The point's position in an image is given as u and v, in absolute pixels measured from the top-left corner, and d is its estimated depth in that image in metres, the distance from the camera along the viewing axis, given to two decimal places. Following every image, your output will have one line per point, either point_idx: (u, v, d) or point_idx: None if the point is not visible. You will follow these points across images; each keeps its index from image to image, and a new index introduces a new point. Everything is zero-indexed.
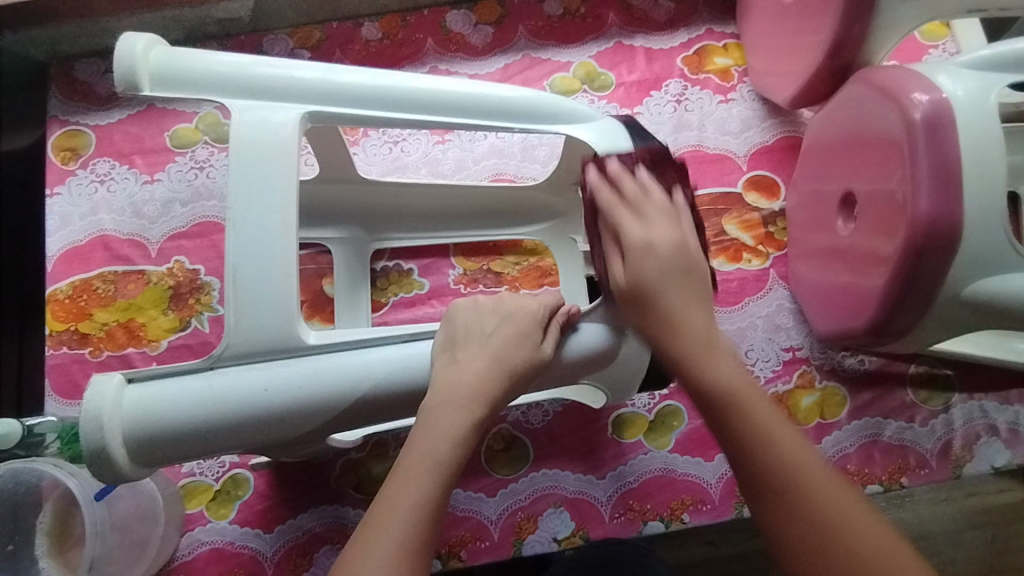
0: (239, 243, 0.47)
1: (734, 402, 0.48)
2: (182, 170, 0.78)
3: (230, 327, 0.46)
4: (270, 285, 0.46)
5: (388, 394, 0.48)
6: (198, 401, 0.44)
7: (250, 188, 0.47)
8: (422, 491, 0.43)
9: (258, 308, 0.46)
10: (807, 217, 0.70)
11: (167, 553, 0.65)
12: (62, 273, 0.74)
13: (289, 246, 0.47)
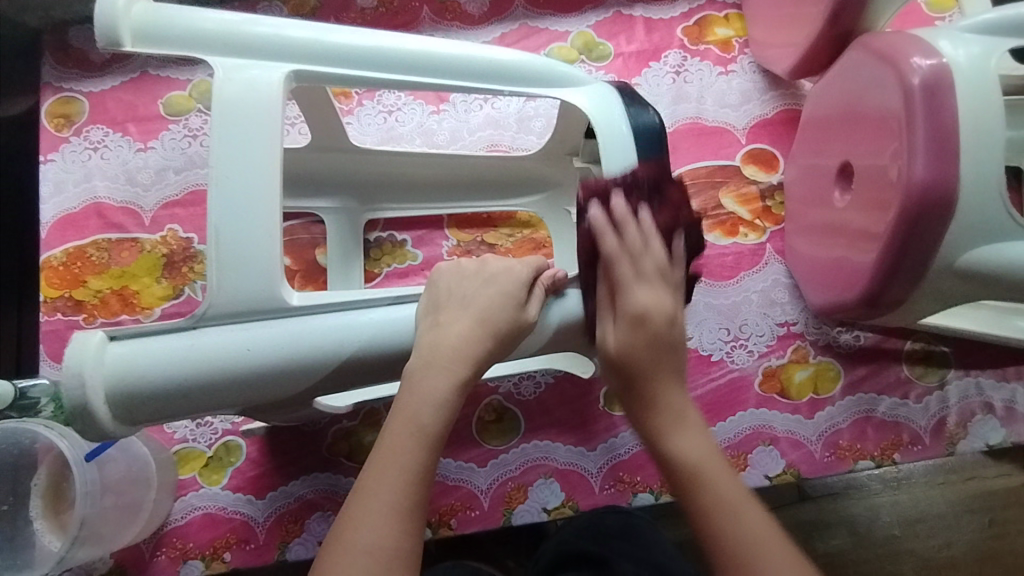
0: (221, 202, 0.46)
1: (695, 474, 0.45)
2: (176, 139, 0.77)
3: (213, 287, 0.46)
4: (255, 246, 0.46)
5: (371, 356, 0.48)
6: (181, 359, 0.44)
7: (234, 149, 0.47)
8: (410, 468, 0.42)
9: (241, 269, 0.46)
10: (805, 190, 0.69)
11: (160, 517, 0.66)
12: (56, 239, 0.74)
13: (273, 207, 0.47)
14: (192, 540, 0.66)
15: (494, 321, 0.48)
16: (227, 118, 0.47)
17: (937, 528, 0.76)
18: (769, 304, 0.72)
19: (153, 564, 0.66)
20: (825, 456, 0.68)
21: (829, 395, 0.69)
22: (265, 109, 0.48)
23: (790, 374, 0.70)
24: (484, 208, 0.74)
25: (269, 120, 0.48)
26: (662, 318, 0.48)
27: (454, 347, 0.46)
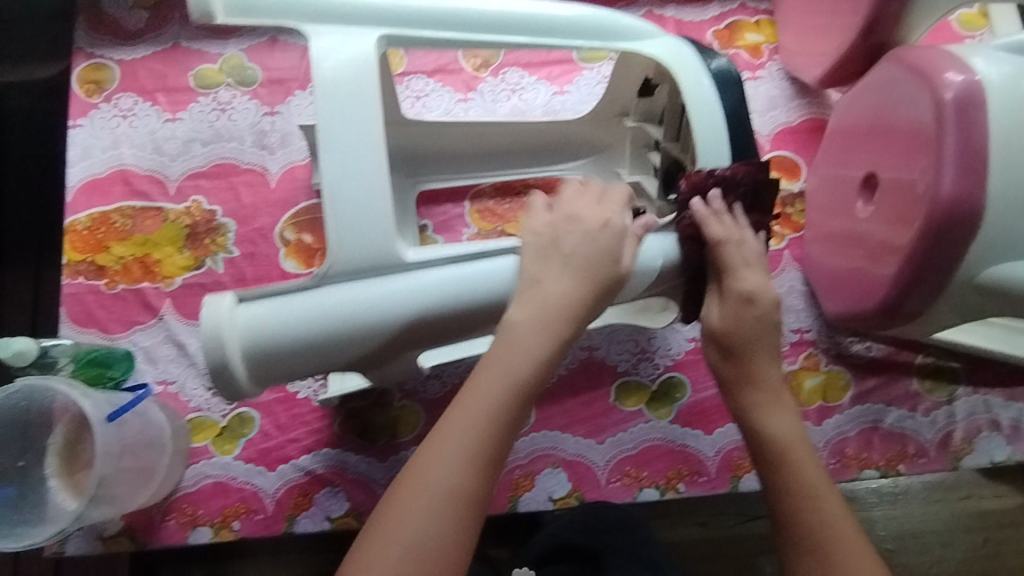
0: (331, 163, 0.47)
1: (782, 450, 0.51)
2: (204, 111, 0.78)
3: (332, 245, 0.47)
4: (367, 204, 0.47)
5: (486, 303, 0.50)
6: (311, 315, 0.46)
7: (339, 109, 0.48)
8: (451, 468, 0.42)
9: (357, 224, 0.47)
10: (827, 200, 0.69)
11: (172, 483, 0.67)
12: (81, 204, 0.75)
13: (380, 164, 0.48)
14: (201, 508, 0.68)
15: (597, 271, 0.49)
16: (332, 88, 0.48)
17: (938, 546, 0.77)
18: (784, 310, 0.72)
19: (163, 528, 0.67)
20: (829, 463, 0.68)
21: (838, 403, 0.70)
22: (366, 73, 0.49)
23: (800, 380, 0.70)
24: (536, 174, 0.76)
25: (376, 92, 0.49)
26: (767, 295, 0.55)
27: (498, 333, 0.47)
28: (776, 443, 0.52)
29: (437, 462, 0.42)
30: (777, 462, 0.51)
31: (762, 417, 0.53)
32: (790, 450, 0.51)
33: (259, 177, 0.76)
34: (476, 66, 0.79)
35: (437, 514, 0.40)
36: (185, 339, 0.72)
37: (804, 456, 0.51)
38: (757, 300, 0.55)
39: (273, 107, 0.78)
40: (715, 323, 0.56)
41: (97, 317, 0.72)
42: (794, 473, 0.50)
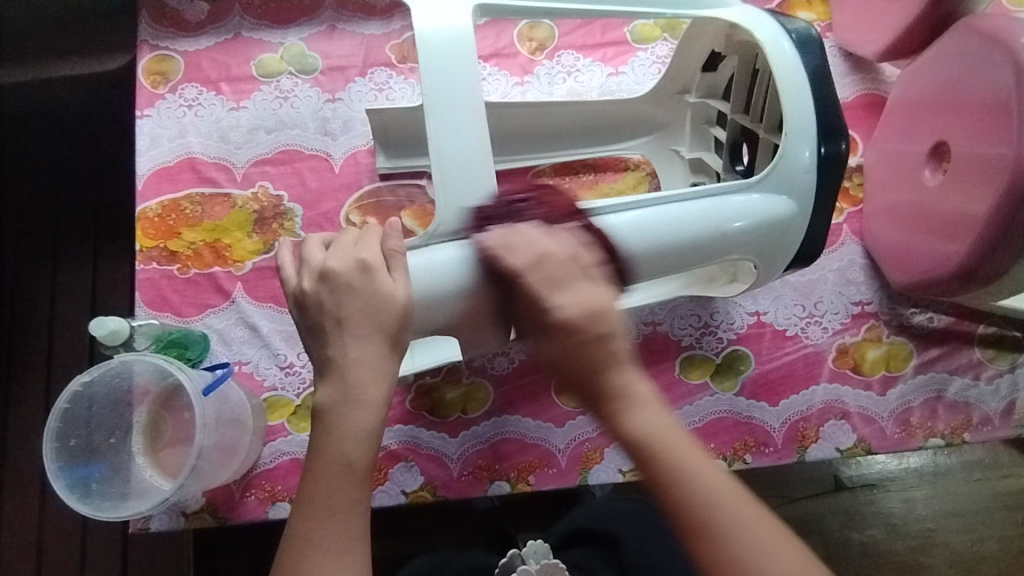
0: (439, 129, 0.53)
1: (652, 451, 0.41)
2: (267, 99, 0.79)
3: (441, 204, 0.53)
4: (472, 164, 0.53)
5: (617, 254, 0.55)
6: (443, 269, 0.52)
7: (443, 83, 0.53)
8: (354, 498, 0.44)
9: (465, 184, 0.53)
10: (888, 174, 0.70)
11: (252, 459, 0.69)
12: (152, 191, 0.77)
13: (482, 127, 0.54)
14: (280, 484, 0.69)
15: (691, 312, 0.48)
16: (431, 59, 0.54)
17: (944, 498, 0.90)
18: (845, 283, 0.73)
19: (244, 504, 0.69)
20: (894, 432, 0.70)
21: (900, 372, 0.71)
22: (465, 46, 0.54)
23: (863, 351, 0.71)
24: (598, 152, 0.77)
25: (475, 60, 0.54)
26: (611, 312, 0.44)
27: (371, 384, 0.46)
28: (642, 447, 0.41)
29: (347, 490, 0.44)
30: (647, 463, 0.41)
31: (623, 418, 0.42)
32: (657, 453, 0.41)
33: (323, 162, 0.78)
34: (531, 49, 0.80)
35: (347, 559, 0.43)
36: (258, 321, 0.73)
37: (692, 477, 0.40)
38: (601, 313, 0.43)
39: (334, 93, 0.80)
40: (571, 317, 0.43)
41: (171, 301, 0.74)
42: (663, 474, 0.40)
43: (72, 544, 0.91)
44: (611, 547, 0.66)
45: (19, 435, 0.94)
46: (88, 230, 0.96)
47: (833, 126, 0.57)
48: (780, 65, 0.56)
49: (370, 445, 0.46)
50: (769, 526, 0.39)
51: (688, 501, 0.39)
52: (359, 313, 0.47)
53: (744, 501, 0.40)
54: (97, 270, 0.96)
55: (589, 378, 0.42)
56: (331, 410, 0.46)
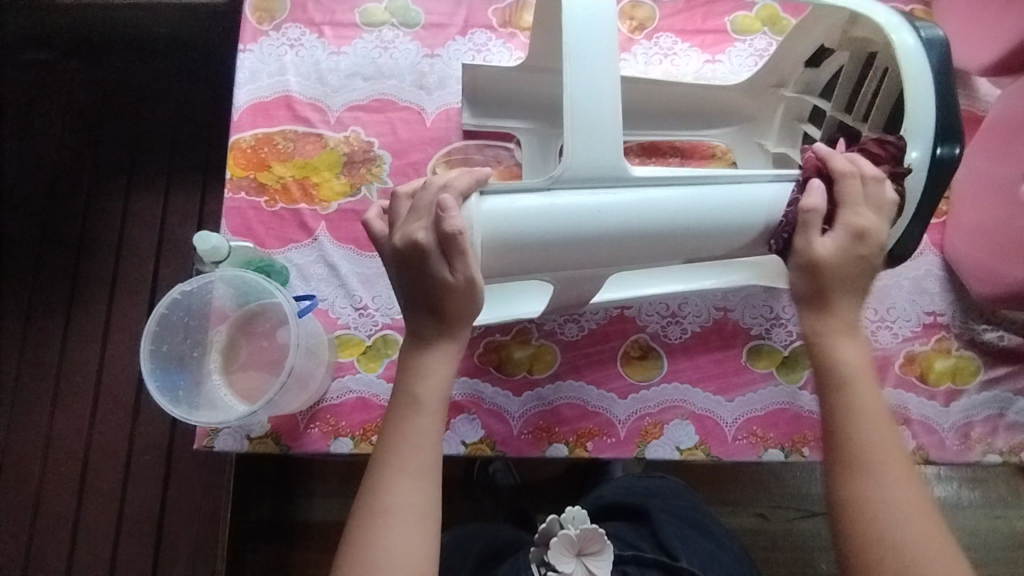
0: (574, 76, 0.54)
1: (847, 379, 0.53)
2: (367, 47, 0.81)
3: (567, 150, 0.54)
4: (600, 114, 0.54)
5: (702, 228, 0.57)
6: (553, 216, 0.54)
7: (582, 41, 0.55)
8: (428, 429, 0.50)
9: (590, 136, 0.54)
10: (977, 190, 0.71)
11: (321, 392, 0.70)
12: (247, 123, 0.78)
13: (614, 84, 0.55)
14: (344, 419, 0.71)
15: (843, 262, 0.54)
16: (572, 18, 0.55)
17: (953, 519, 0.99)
18: (919, 292, 0.74)
19: (307, 435, 0.70)
20: (953, 443, 0.70)
21: (965, 386, 0.71)
22: (605, 9, 0.56)
23: (931, 361, 0.72)
24: (683, 137, 0.76)
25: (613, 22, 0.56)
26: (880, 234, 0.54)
27: (438, 358, 0.51)
28: (836, 372, 0.54)
29: (428, 423, 0.50)
30: (827, 384, 0.54)
31: (835, 353, 0.54)
32: (848, 383, 0.53)
33: (415, 115, 0.79)
34: (631, 27, 0.80)
35: (420, 481, 0.48)
36: (338, 261, 0.75)
37: (870, 427, 0.51)
38: (868, 238, 0.54)
39: (433, 49, 0.81)
40: (824, 253, 0.54)
41: (255, 231, 0.75)
42: (835, 395, 0.53)
43: (118, 460, 0.93)
44: (643, 519, 0.69)
45: (77, 348, 0.96)
46: (163, 159, 1.01)
47: (952, 126, 0.57)
48: (906, 57, 0.57)
49: (441, 388, 0.51)
50: (883, 423, 0.52)
51: (836, 405, 0.53)
52: (414, 297, 0.52)
53: (885, 422, 0.52)
54: (167, 200, 1.00)
55: (828, 293, 0.55)
56: (409, 359, 0.52)
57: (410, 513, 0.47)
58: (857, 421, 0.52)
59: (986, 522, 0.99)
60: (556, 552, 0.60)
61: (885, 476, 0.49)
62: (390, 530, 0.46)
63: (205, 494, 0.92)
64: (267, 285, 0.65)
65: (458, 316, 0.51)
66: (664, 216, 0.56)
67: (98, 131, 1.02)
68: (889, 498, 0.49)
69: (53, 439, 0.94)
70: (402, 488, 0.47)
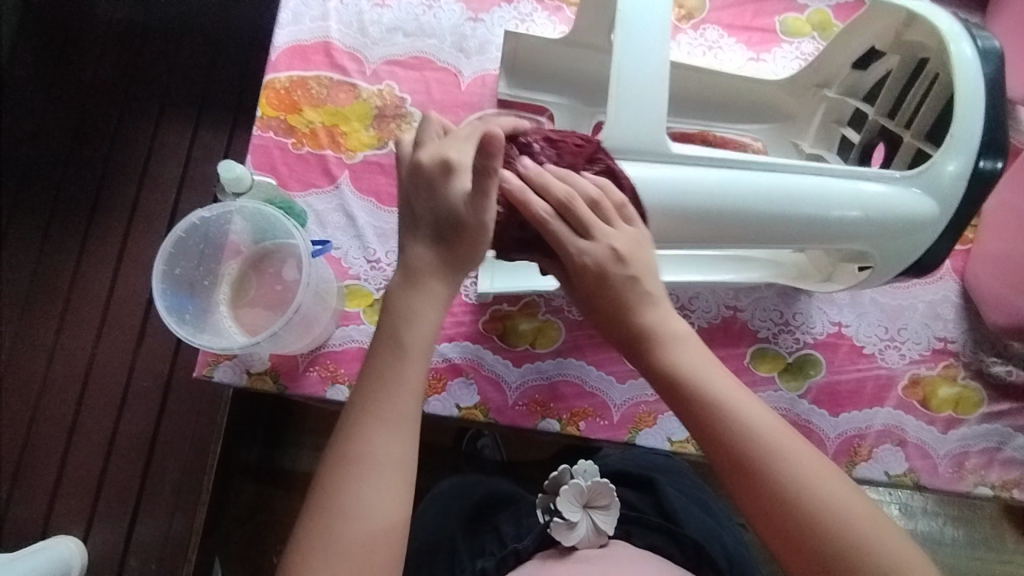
0: (624, 47, 0.55)
1: (685, 377, 0.50)
2: (412, 4, 0.81)
3: (610, 121, 0.55)
4: (647, 93, 0.55)
5: (731, 211, 0.56)
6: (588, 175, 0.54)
7: (632, 18, 0.56)
8: (409, 378, 0.49)
9: (634, 111, 0.55)
10: (1005, 223, 0.70)
11: (325, 337, 0.71)
12: (284, 64, 0.78)
13: (664, 65, 0.56)
14: (343, 367, 0.71)
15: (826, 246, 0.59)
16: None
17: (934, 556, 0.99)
18: (933, 316, 0.73)
19: (305, 377, 0.71)
20: (946, 471, 0.69)
21: (966, 417, 0.71)
22: None
23: (936, 388, 0.71)
24: (719, 130, 0.75)
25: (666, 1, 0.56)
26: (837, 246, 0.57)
27: (431, 304, 0.51)
28: (676, 376, 0.50)
29: (413, 368, 0.50)
30: (712, 429, 0.49)
31: (665, 351, 0.51)
32: (700, 385, 0.50)
33: (451, 77, 0.79)
34: (679, 15, 0.79)
35: (396, 433, 0.48)
36: (357, 212, 0.75)
37: (749, 414, 0.49)
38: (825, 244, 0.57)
39: (477, 13, 0.81)
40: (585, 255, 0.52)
41: (279, 171, 0.76)
42: (733, 435, 0.48)
43: (117, 382, 0.94)
44: (647, 486, 0.72)
45: (90, 268, 0.97)
46: (195, 93, 1.02)
47: (997, 138, 0.56)
48: (960, 67, 0.56)
49: (428, 336, 0.51)
50: (774, 423, 0.49)
51: (727, 437, 0.48)
52: (428, 222, 0.51)
53: (783, 432, 0.48)
54: (195, 135, 1.00)
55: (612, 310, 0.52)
56: (398, 300, 0.51)
57: (385, 465, 0.47)
58: (731, 416, 0.48)
59: (967, 561, 0.99)
60: (566, 499, 0.61)
61: (786, 465, 0.47)
62: (365, 480, 0.46)
63: (197, 427, 0.93)
64: (285, 224, 0.66)
65: (465, 252, 0.51)
66: (699, 194, 0.55)
67: (135, 58, 1.02)
68: (795, 485, 0.46)
69: (57, 353, 0.95)
70: (381, 436, 0.47)
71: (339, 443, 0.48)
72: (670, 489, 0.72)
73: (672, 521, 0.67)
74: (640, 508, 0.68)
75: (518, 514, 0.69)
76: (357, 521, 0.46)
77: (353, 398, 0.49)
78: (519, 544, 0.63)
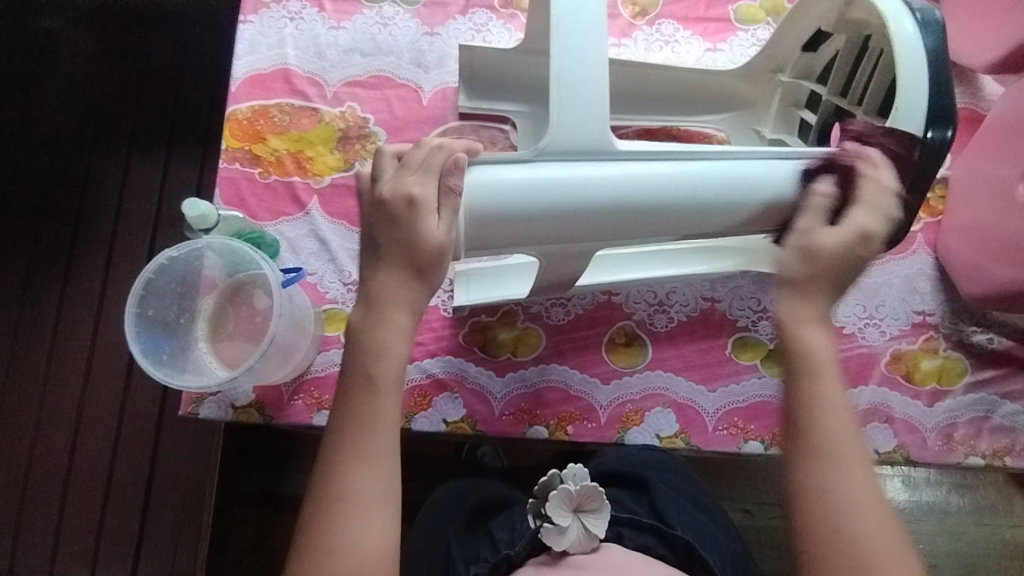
0: (562, 47, 0.55)
1: (801, 366, 0.54)
2: (367, 23, 0.81)
3: (554, 125, 0.54)
4: (590, 93, 0.54)
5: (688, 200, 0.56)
6: (540, 187, 0.54)
7: (573, 21, 0.55)
8: (384, 410, 0.50)
9: (579, 113, 0.54)
10: (974, 191, 0.70)
11: (306, 364, 0.71)
12: (244, 94, 0.78)
13: (604, 62, 0.55)
14: (328, 392, 0.71)
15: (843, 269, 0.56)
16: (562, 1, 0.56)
17: (940, 525, 0.99)
18: (910, 290, 0.74)
19: (291, 406, 0.71)
20: (935, 444, 0.70)
21: (951, 387, 0.71)
22: None
23: (918, 361, 0.72)
24: (682, 123, 0.76)
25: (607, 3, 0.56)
26: (878, 236, 0.55)
27: (396, 291, 0.52)
28: (795, 358, 0.54)
29: (387, 402, 0.51)
30: (792, 415, 0.54)
31: (808, 340, 0.54)
32: (806, 365, 0.54)
33: (412, 93, 0.79)
34: (633, 12, 0.80)
35: (376, 467, 0.49)
36: (328, 235, 0.75)
37: (830, 416, 0.53)
38: (872, 240, 0.55)
39: (433, 27, 0.81)
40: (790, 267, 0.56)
41: (248, 202, 0.76)
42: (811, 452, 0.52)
43: (109, 423, 0.94)
44: (641, 488, 0.72)
45: (74, 312, 0.97)
46: (163, 130, 1.02)
47: (945, 109, 0.56)
48: (902, 43, 0.56)
49: (397, 368, 0.51)
50: (845, 420, 0.53)
51: (807, 424, 0.53)
52: (393, 247, 0.52)
53: (845, 426, 0.53)
54: (166, 170, 1.01)
55: (812, 288, 0.55)
56: (366, 334, 0.51)
57: (369, 500, 0.48)
58: (813, 414, 0.53)
59: (973, 526, 0.99)
60: (555, 504, 0.62)
61: (842, 473, 0.51)
62: (349, 518, 0.47)
63: (192, 463, 0.93)
64: (253, 255, 0.65)
65: (435, 270, 0.52)
66: (654, 188, 0.55)
67: (101, 100, 1.02)
68: (839, 492, 0.51)
69: (47, 400, 0.95)
70: (361, 476, 0.48)
71: (324, 480, 0.49)
72: (663, 487, 0.72)
73: (664, 522, 0.67)
74: (636, 511, 0.68)
75: (512, 519, 0.68)
76: (345, 551, 0.47)
77: (330, 439, 0.50)
78: (511, 550, 0.62)
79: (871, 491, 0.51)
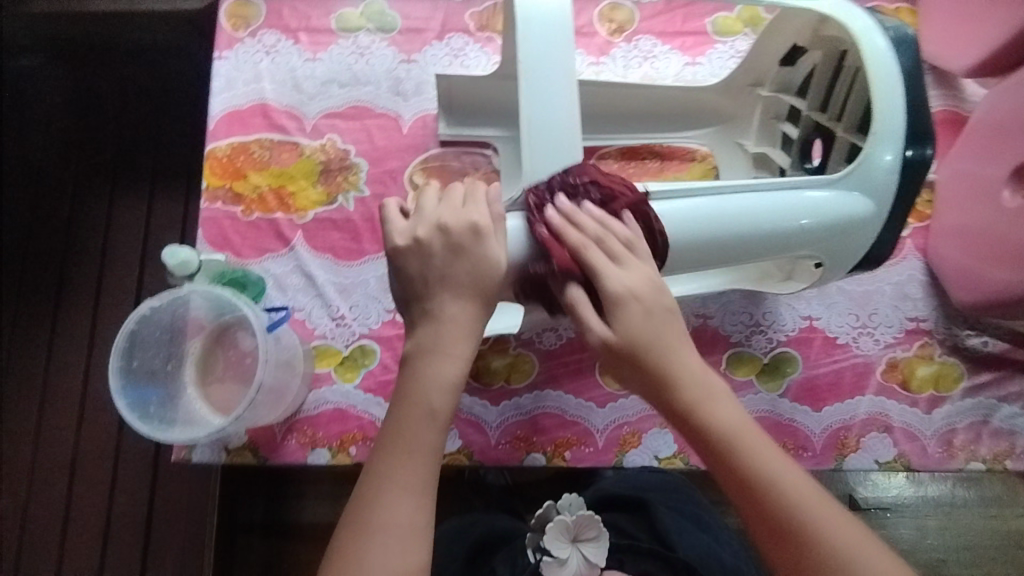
0: (530, 88, 0.55)
1: (729, 442, 0.48)
2: (343, 54, 0.80)
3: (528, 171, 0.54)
4: (559, 134, 0.54)
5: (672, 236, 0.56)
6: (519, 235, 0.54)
7: (543, 56, 0.55)
8: (434, 446, 0.47)
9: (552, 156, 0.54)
10: (960, 195, 0.70)
11: (298, 404, 0.70)
12: (223, 132, 0.78)
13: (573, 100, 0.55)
14: (321, 431, 0.70)
15: (651, 334, 0.49)
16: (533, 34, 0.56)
17: (947, 522, 0.98)
18: (902, 297, 0.73)
19: (284, 446, 0.70)
20: (935, 451, 0.69)
21: (949, 393, 0.70)
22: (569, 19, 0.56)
23: (914, 368, 0.71)
24: (665, 140, 0.75)
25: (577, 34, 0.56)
26: (646, 294, 0.50)
27: (468, 318, 0.49)
28: (722, 435, 0.48)
29: (433, 431, 0.48)
30: (746, 494, 0.47)
31: (708, 410, 0.49)
32: (729, 437, 0.48)
33: (392, 122, 0.79)
34: (610, 30, 0.79)
35: (417, 496, 0.46)
36: (314, 270, 0.75)
37: (782, 470, 0.47)
38: (647, 294, 0.50)
39: (409, 54, 0.81)
40: (618, 332, 0.49)
41: (232, 242, 0.75)
42: (750, 481, 0.47)
43: (104, 466, 0.93)
44: (640, 512, 0.72)
45: (64, 356, 0.96)
46: (145, 166, 1.01)
47: (923, 123, 0.56)
48: (873, 60, 0.56)
49: (448, 398, 0.48)
50: (807, 485, 0.47)
51: (769, 500, 0.46)
52: (451, 275, 0.50)
53: (810, 491, 0.47)
54: (150, 207, 1.00)
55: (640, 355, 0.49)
56: (419, 360, 0.49)
57: (403, 529, 0.45)
58: (773, 485, 0.46)
59: (979, 521, 0.98)
60: (554, 537, 0.64)
61: (828, 536, 0.45)
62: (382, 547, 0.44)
63: (191, 502, 0.92)
64: (235, 300, 0.65)
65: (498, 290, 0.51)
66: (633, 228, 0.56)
67: (80, 139, 1.01)
68: (835, 556, 0.44)
69: (40, 447, 0.94)
70: (400, 503, 0.46)
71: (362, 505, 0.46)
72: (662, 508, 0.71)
73: (666, 545, 0.68)
74: (636, 538, 0.69)
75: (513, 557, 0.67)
76: None
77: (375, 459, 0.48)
78: None
79: (862, 534, 0.45)
